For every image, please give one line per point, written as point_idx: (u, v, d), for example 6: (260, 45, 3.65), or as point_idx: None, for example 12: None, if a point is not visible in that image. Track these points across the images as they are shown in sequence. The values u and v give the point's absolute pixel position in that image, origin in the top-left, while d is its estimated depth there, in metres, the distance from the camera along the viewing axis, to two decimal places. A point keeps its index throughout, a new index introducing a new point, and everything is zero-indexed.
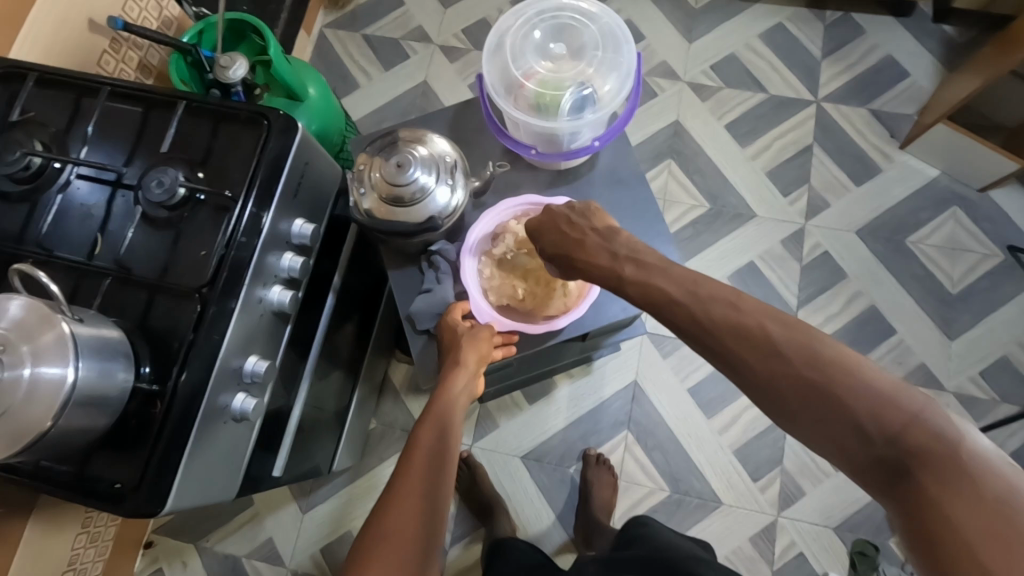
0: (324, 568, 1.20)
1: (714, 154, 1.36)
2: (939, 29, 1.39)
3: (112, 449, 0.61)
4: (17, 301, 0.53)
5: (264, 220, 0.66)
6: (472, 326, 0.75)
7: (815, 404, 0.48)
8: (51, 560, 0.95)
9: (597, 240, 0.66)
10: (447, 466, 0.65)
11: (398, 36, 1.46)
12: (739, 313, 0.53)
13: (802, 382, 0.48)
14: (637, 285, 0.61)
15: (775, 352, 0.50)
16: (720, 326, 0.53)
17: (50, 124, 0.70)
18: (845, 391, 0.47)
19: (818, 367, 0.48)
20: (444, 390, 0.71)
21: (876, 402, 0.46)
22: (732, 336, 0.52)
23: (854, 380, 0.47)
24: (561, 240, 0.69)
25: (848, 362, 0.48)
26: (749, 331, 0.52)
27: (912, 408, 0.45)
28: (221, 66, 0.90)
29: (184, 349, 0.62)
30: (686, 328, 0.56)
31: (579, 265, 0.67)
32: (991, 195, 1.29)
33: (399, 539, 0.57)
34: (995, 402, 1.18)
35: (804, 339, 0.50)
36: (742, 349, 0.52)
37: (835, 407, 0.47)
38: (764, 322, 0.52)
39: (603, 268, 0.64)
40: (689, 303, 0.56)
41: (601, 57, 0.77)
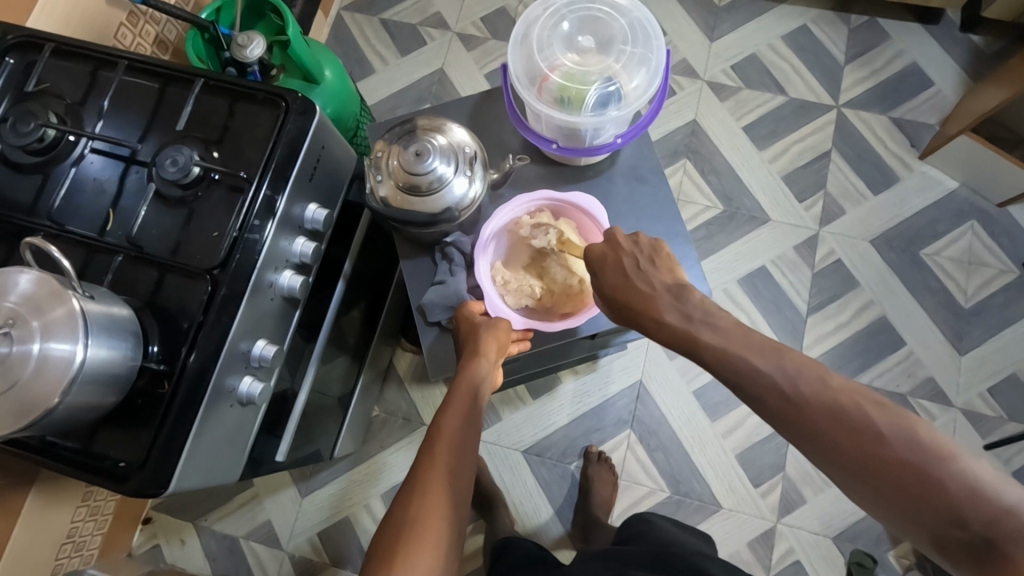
0: (321, 552, 1.20)
1: (731, 155, 1.34)
2: (966, 39, 1.36)
3: (117, 427, 0.61)
4: (28, 274, 0.52)
5: (278, 203, 0.66)
6: (490, 318, 0.73)
7: (908, 487, 0.46)
8: (51, 532, 0.95)
9: (669, 298, 0.62)
10: (468, 455, 0.62)
11: (417, 22, 1.45)
12: (830, 392, 0.50)
13: (895, 470, 0.46)
14: (715, 351, 0.56)
15: (865, 433, 0.48)
16: (808, 401, 0.50)
17: (66, 96, 0.69)
18: (942, 477, 0.45)
19: (914, 452, 0.46)
20: (465, 375, 0.68)
21: (976, 491, 0.43)
22: (821, 412, 0.50)
23: (952, 467, 0.45)
24: (626, 288, 0.65)
25: (945, 450, 0.46)
26: (841, 411, 0.49)
27: (1006, 498, 0.43)
28: (239, 45, 0.90)
29: (193, 330, 0.61)
30: (769, 399, 0.52)
31: (646, 321, 0.63)
32: (1011, 210, 1.27)
33: (427, 537, 0.53)
34: (1002, 419, 1.17)
35: (896, 422, 0.47)
36: (832, 426, 0.49)
37: (931, 493, 0.45)
38: (856, 401, 0.49)
39: (672, 326, 0.60)
40: (778, 373, 0.52)
41: (629, 53, 0.75)
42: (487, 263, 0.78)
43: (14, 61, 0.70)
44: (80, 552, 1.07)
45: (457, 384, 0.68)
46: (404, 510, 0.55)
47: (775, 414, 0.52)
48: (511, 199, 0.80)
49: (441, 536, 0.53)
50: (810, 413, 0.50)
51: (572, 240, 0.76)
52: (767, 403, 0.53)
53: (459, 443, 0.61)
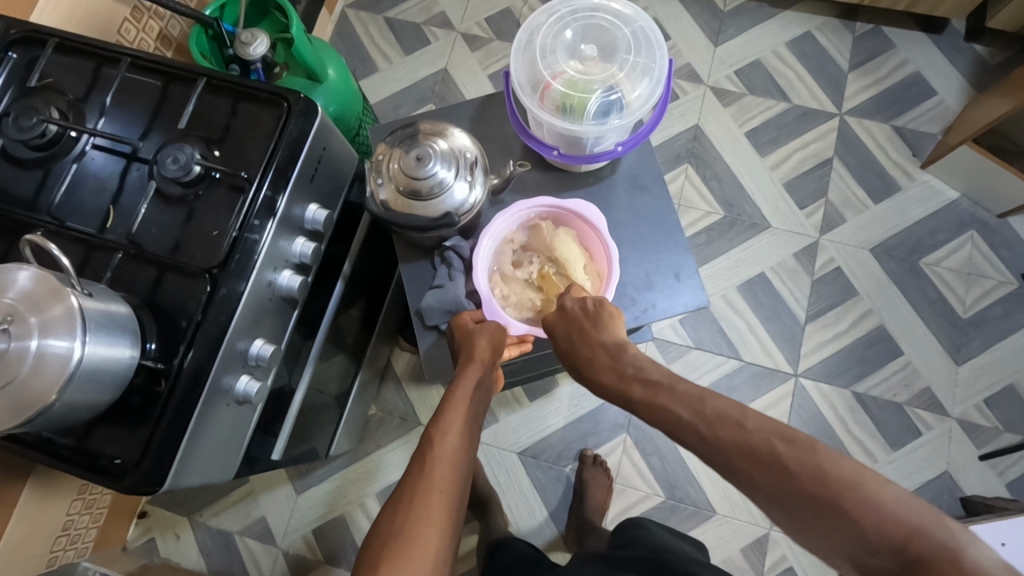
0: (316, 549, 1.20)
1: (732, 161, 1.34)
2: (971, 48, 1.36)
3: (113, 425, 0.61)
4: (26, 271, 0.52)
5: (278, 203, 0.66)
6: (483, 322, 0.73)
7: (826, 521, 0.46)
8: (45, 525, 0.95)
9: (607, 356, 0.63)
10: (466, 464, 0.61)
11: (421, 21, 1.45)
12: (744, 433, 0.50)
13: (807, 504, 0.47)
14: (646, 405, 0.57)
15: (778, 473, 0.48)
16: (725, 444, 0.51)
17: (69, 92, 0.69)
18: (855, 509, 0.45)
19: (823, 485, 0.46)
20: (461, 380, 0.68)
21: (884, 520, 0.44)
22: (739, 455, 0.50)
23: (862, 499, 0.45)
24: (572, 348, 0.66)
25: (851, 479, 0.46)
26: (753, 449, 0.49)
27: (915, 523, 0.43)
28: (242, 42, 0.90)
29: (192, 329, 0.61)
30: (694, 444, 0.53)
31: (587, 381, 0.64)
32: (1011, 221, 1.27)
33: (422, 546, 0.53)
34: (998, 430, 1.17)
35: (803, 455, 0.48)
36: (748, 464, 0.50)
37: (847, 525, 0.45)
38: (767, 438, 0.49)
39: (608, 385, 0.61)
40: (694, 420, 0.53)
41: (632, 62, 0.75)
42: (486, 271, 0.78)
43: (17, 56, 0.70)
44: (75, 545, 1.07)
45: (456, 388, 0.67)
46: (398, 518, 0.56)
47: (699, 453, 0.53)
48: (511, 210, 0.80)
49: (436, 541, 0.54)
50: (727, 457, 0.51)
51: (570, 249, 0.76)
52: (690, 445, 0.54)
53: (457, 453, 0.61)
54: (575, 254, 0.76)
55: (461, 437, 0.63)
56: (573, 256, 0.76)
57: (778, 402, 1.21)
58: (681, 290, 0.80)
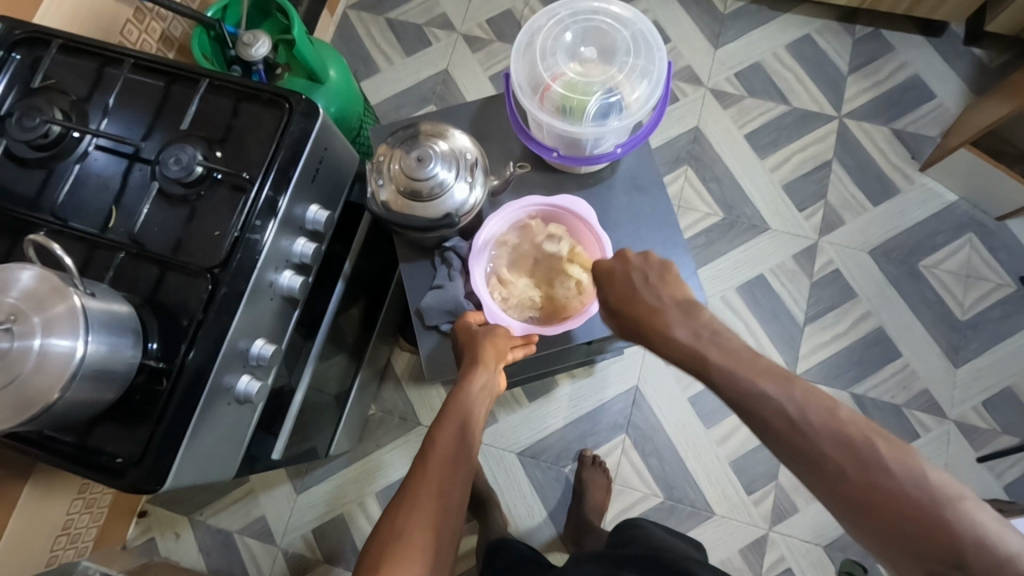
0: (315, 549, 1.21)
1: (732, 163, 1.35)
2: (970, 52, 1.37)
3: (114, 423, 0.61)
4: (29, 270, 0.53)
5: (280, 204, 0.66)
6: (490, 325, 0.73)
7: (916, 529, 0.44)
8: (46, 523, 0.96)
9: (676, 312, 0.63)
10: (465, 467, 0.61)
11: (422, 22, 1.45)
12: (838, 421, 0.50)
13: (905, 510, 0.45)
14: (723, 373, 0.56)
15: (871, 468, 0.47)
16: (819, 430, 0.50)
17: (72, 92, 0.70)
18: (950, 521, 0.44)
19: (922, 492, 0.45)
20: (465, 385, 0.68)
21: (982, 538, 0.43)
22: (831, 443, 0.49)
23: (959, 510, 0.44)
24: (633, 298, 0.67)
25: (950, 492, 0.45)
26: (849, 438, 0.48)
27: (1011, 548, 0.42)
28: (244, 43, 0.90)
29: (193, 328, 0.62)
30: (774, 424, 0.51)
31: (650, 334, 0.64)
32: (1009, 224, 1.28)
33: (414, 549, 0.54)
34: (996, 432, 1.18)
35: (902, 457, 0.47)
36: (839, 455, 0.48)
37: (940, 537, 0.44)
38: (864, 432, 0.49)
39: (680, 343, 0.60)
40: (786, 400, 0.52)
41: (631, 64, 0.75)
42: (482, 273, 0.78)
43: (21, 56, 0.71)
44: (75, 544, 1.07)
45: (460, 392, 0.67)
46: (395, 522, 0.56)
47: (777, 436, 0.51)
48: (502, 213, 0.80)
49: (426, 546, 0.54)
50: (818, 443, 0.49)
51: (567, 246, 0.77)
52: (770, 427, 0.52)
53: (455, 456, 0.61)
54: (572, 250, 0.77)
55: (460, 442, 0.62)
56: (570, 252, 0.77)
57: None
58: None
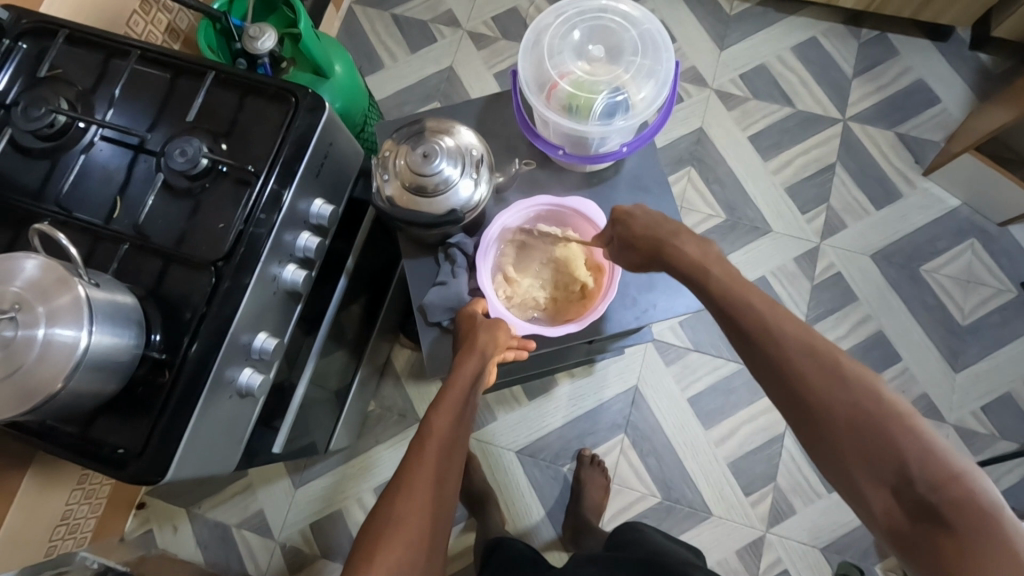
0: (312, 543, 1.21)
1: (735, 165, 1.35)
2: (974, 57, 1.37)
3: (116, 415, 0.61)
4: (34, 259, 0.53)
5: (284, 198, 0.66)
6: (492, 319, 0.73)
7: (870, 439, 0.48)
8: (45, 514, 0.96)
9: (693, 237, 0.66)
10: (458, 457, 0.61)
11: (427, 19, 1.45)
12: (814, 338, 0.54)
13: (862, 420, 0.49)
14: (721, 286, 0.61)
15: (838, 380, 0.51)
16: (793, 344, 0.54)
17: (77, 83, 0.70)
18: (901, 433, 0.48)
19: (878, 404, 0.49)
20: (460, 374, 0.67)
21: (927, 450, 0.47)
22: (803, 355, 0.53)
23: (910, 426, 0.48)
24: (655, 225, 0.68)
25: (908, 413, 0.49)
26: (819, 352, 0.52)
27: (956, 465, 0.46)
28: (250, 36, 0.90)
29: (196, 321, 0.62)
30: (755, 334, 0.56)
31: (664, 253, 0.67)
32: (1012, 230, 1.28)
33: (410, 533, 0.54)
34: (994, 437, 1.18)
35: (869, 376, 0.51)
36: (808, 366, 0.52)
37: (891, 447, 0.48)
38: (835, 351, 0.53)
39: (688, 256, 0.65)
40: (771, 315, 0.56)
41: (638, 64, 0.75)
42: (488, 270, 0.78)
43: (27, 46, 0.71)
44: (73, 535, 1.08)
45: (455, 381, 0.66)
46: (390, 511, 0.55)
47: (755, 344, 0.56)
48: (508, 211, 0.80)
49: (420, 534, 0.54)
50: (792, 353, 0.53)
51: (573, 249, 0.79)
52: (751, 334, 0.56)
53: (450, 445, 0.61)
54: (577, 253, 0.79)
55: (454, 431, 0.62)
56: (576, 255, 0.78)
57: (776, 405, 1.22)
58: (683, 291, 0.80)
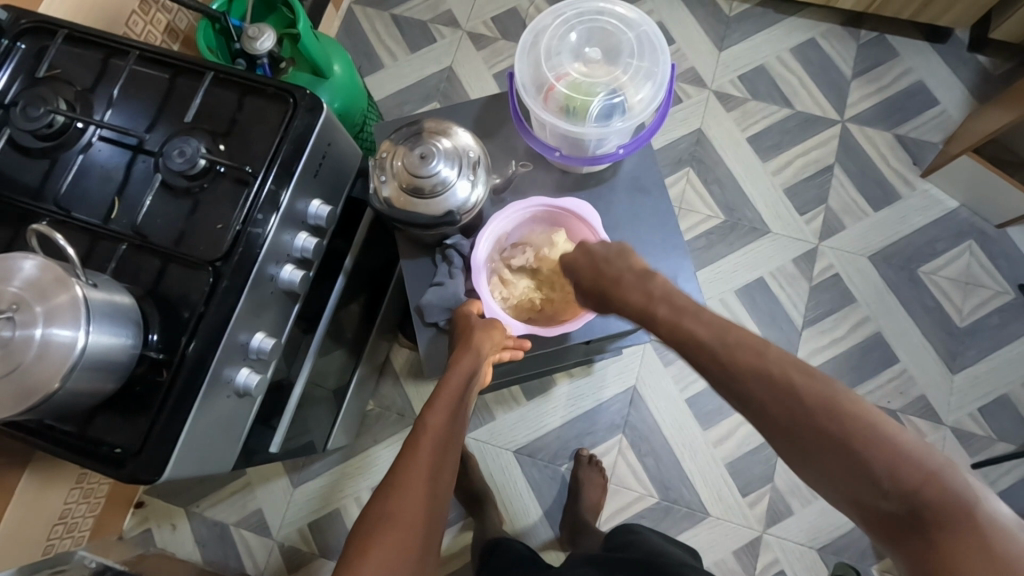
0: (310, 542, 1.21)
1: (734, 166, 1.35)
2: (974, 59, 1.37)
3: (114, 413, 0.61)
4: (32, 259, 0.53)
5: (282, 198, 0.66)
6: (487, 318, 0.73)
7: (833, 453, 0.48)
8: (43, 512, 0.96)
9: (633, 278, 0.66)
10: (453, 452, 0.61)
11: (427, 19, 1.45)
12: (764, 360, 0.53)
13: (823, 437, 0.48)
14: (669, 324, 0.60)
15: (791, 399, 0.50)
16: (748, 373, 0.53)
17: (76, 83, 0.70)
18: (861, 442, 0.47)
19: (840, 425, 0.48)
20: (456, 372, 0.67)
21: (892, 457, 0.46)
22: (755, 379, 0.52)
23: (871, 434, 0.47)
24: (599, 272, 0.69)
25: (869, 420, 0.48)
26: (773, 378, 0.51)
27: (924, 466, 0.45)
28: (249, 36, 0.90)
29: (194, 321, 0.62)
30: (710, 366, 0.55)
31: (612, 299, 0.66)
32: (1010, 232, 1.28)
33: (405, 527, 0.54)
34: (991, 439, 1.18)
35: (828, 392, 0.50)
36: (765, 396, 0.51)
37: (853, 458, 0.47)
38: (786, 369, 0.52)
39: (632, 304, 0.64)
40: (720, 344, 0.55)
41: (635, 66, 0.76)
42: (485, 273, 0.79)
43: (26, 46, 0.71)
44: (72, 533, 1.08)
45: (450, 379, 0.67)
46: (383, 506, 0.55)
47: (715, 377, 0.55)
48: (506, 209, 0.80)
49: (414, 528, 0.54)
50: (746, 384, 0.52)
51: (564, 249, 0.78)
52: (708, 367, 0.56)
53: (444, 441, 0.61)
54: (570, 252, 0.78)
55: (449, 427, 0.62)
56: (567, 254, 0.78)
57: None
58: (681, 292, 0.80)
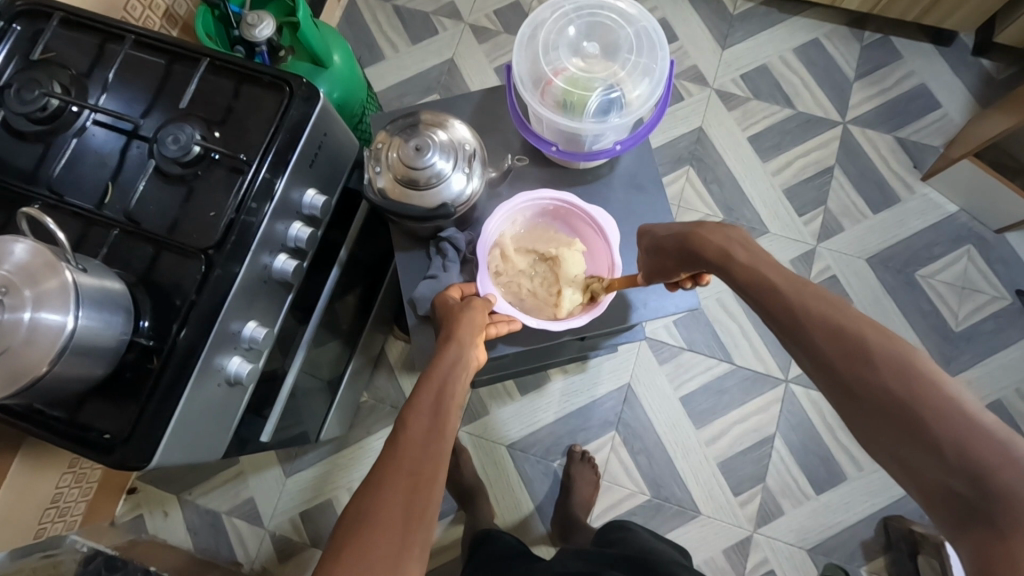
0: (302, 532, 1.21)
1: (734, 165, 1.34)
2: (978, 63, 1.36)
3: (103, 399, 0.61)
4: (22, 243, 0.52)
5: (276, 186, 0.66)
6: (467, 300, 0.73)
7: (899, 427, 0.44)
8: (34, 497, 0.96)
9: (714, 223, 0.63)
10: (436, 450, 0.57)
11: (430, 11, 1.45)
12: (837, 315, 0.50)
13: (891, 405, 0.44)
14: (743, 267, 0.58)
15: (861, 359, 0.46)
16: (817, 324, 0.50)
17: (72, 66, 0.69)
18: (933, 416, 0.42)
19: (910, 388, 0.44)
20: (437, 363, 0.65)
21: (966, 436, 0.41)
22: (825, 336, 0.49)
23: (948, 409, 0.42)
24: (679, 224, 0.67)
25: (948, 394, 0.43)
26: (844, 332, 0.48)
27: (1000, 451, 0.40)
28: (248, 24, 0.90)
29: (185, 308, 0.62)
30: (779, 316, 0.53)
31: (690, 243, 0.63)
32: (1008, 238, 1.28)
33: (379, 528, 0.50)
34: None
35: (904, 355, 0.45)
36: (835, 352, 0.48)
37: (923, 435, 0.42)
38: (858, 325, 0.48)
39: (712, 242, 0.61)
40: (793, 294, 0.53)
41: (634, 62, 0.75)
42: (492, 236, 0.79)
43: (22, 28, 0.70)
44: (63, 518, 1.08)
45: (432, 372, 0.65)
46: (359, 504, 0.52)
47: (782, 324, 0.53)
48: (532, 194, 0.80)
49: (398, 517, 0.51)
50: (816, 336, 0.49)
51: (578, 258, 0.78)
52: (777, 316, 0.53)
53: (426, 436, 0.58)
54: (579, 264, 0.78)
55: (435, 415, 0.60)
56: (578, 264, 0.78)
57: (769, 407, 1.22)
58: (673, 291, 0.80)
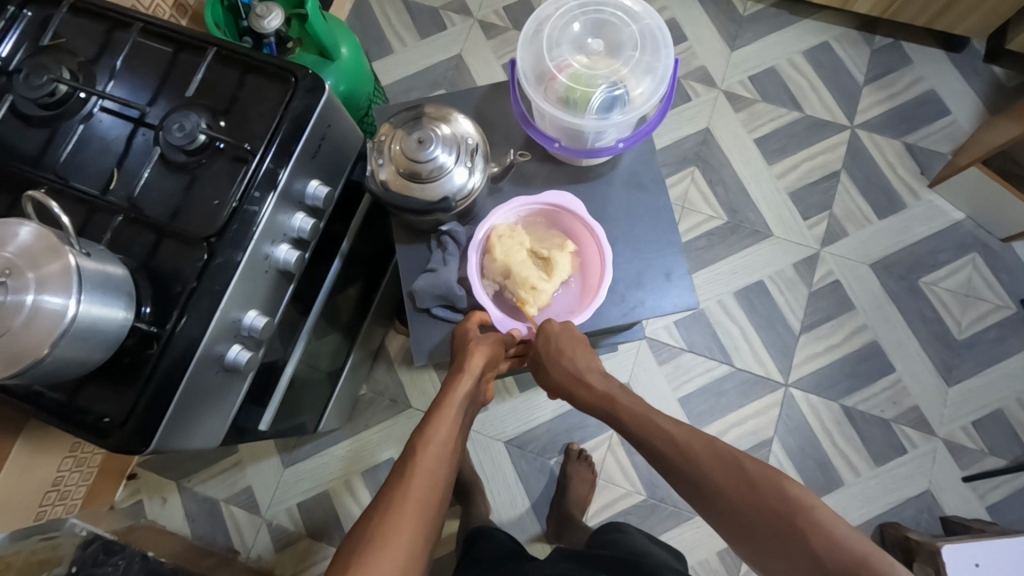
0: (298, 523, 1.22)
1: (739, 167, 1.34)
2: (988, 70, 1.36)
3: (103, 383, 0.62)
4: (28, 226, 0.53)
5: (280, 176, 0.66)
6: (484, 333, 0.75)
7: (782, 534, 0.55)
8: (34, 480, 0.97)
9: (586, 371, 0.74)
10: (446, 480, 0.62)
11: (438, 6, 1.45)
12: (718, 447, 0.62)
13: (773, 518, 0.56)
14: (631, 408, 0.70)
15: (742, 480, 0.59)
16: (705, 456, 0.62)
17: (80, 53, 0.70)
18: (805, 522, 0.54)
19: (785, 502, 0.56)
20: (448, 391, 0.69)
21: (830, 538, 0.52)
22: (714, 463, 0.61)
23: (813, 516, 0.54)
24: (562, 358, 0.74)
25: (811, 504, 0.55)
26: (727, 459, 0.61)
27: (856, 549, 0.51)
28: (257, 15, 0.91)
29: (185, 295, 0.62)
30: (668, 452, 0.65)
31: (574, 390, 0.76)
32: (1014, 246, 1.27)
33: (393, 542, 0.54)
34: (982, 453, 1.18)
35: (775, 475, 0.58)
36: (722, 478, 0.60)
37: (799, 539, 0.53)
38: (737, 456, 0.61)
39: (595, 389, 0.74)
40: (680, 433, 0.65)
41: (637, 59, 0.75)
42: (503, 215, 0.79)
43: (32, 14, 0.71)
44: (64, 501, 1.09)
45: (446, 400, 0.68)
46: (369, 524, 0.56)
47: (681, 470, 0.63)
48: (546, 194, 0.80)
49: (410, 541, 0.55)
50: (707, 472, 0.61)
51: (565, 268, 0.77)
52: (672, 465, 0.64)
53: (442, 457, 0.63)
54: (563, 273, 0.77)
55: (445, 444, 0.64)
56: (562, 272, 0.77)
57: (767, 410, 1.22)
58: (672, 290, 0.80)
